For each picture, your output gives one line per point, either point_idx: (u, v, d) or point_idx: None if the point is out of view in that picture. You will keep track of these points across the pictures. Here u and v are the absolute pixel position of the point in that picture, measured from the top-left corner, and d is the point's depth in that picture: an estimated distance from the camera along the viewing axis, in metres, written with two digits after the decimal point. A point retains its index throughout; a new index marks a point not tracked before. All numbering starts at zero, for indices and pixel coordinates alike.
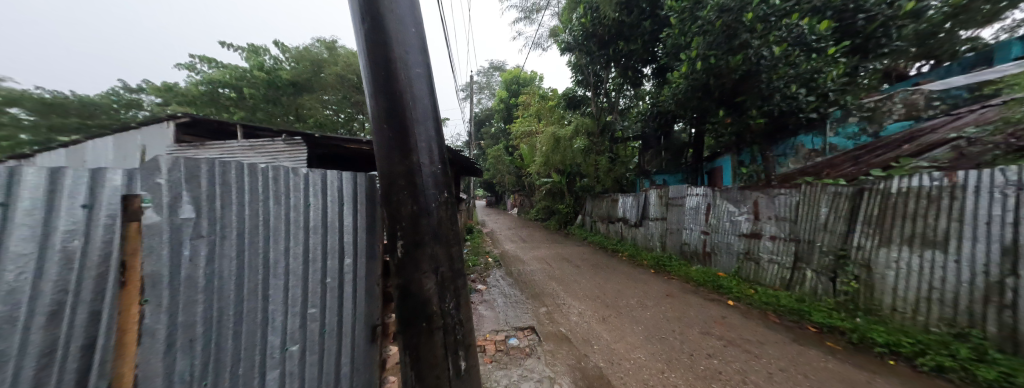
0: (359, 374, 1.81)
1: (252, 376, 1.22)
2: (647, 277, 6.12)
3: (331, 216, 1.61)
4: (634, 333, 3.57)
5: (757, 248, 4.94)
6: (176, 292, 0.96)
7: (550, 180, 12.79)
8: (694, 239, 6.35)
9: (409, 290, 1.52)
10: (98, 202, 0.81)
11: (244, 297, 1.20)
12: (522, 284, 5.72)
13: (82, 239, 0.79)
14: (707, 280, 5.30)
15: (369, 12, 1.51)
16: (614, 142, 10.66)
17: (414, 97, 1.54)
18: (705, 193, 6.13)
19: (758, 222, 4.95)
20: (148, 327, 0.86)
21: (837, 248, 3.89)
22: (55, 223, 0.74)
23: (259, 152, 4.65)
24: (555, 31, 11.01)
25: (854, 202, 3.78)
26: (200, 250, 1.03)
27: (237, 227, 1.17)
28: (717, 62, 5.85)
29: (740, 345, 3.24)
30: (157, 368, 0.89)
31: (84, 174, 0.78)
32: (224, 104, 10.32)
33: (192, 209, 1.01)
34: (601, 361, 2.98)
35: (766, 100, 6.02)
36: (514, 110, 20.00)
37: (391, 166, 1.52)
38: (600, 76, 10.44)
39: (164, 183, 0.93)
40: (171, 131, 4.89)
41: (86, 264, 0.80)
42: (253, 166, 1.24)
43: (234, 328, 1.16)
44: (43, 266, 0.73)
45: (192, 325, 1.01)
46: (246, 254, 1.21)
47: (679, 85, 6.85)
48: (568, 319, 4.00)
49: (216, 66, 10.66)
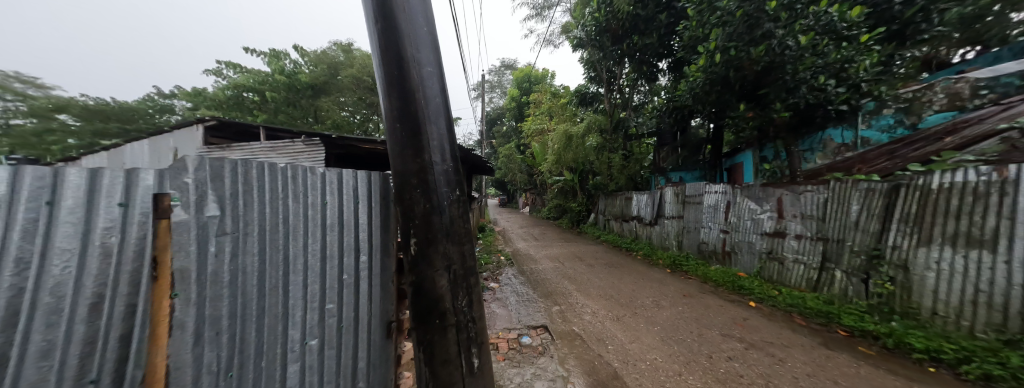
0: (374, 370, 1.84)
1: (273, 369, 1.28)
2: (662, 276, 6.00)
3: (347, 214, 1.64)
4: (650, 334, 3.50)
5: (781, 248, 4.73)
6: (202, 287, 1.00)
7: (562, 178, 12.89)
8: (712, 238, 6.17)
9: (422, 287, 1.54)
10: (132, 201, 0.87)
11: (267, 292, 1.25)
12: (534, 283, 5.71)
13: (119, 235, 0.86)
14: (727, 280, 5.13)
15: (383, 13, 1.53)
16: (628, 139, 10.63)
17: (425, 96, 1.56)
18: (724, 190, 5.94)
19: (782, 220, 4.76)
20: (177, 320, 0.91)
21: (869, 248, 3.69)
22: (95, 221, 0.81)
23: (281, 153, 4.88)
24: (567, 27, 10.89)
25: (889, 198, 3.56)
26: (224, 247, 1.07)
27: (259, 224, 1.22)
28: (738, 54, 5.55)
29: (763, 348, 3.12)
30: (187, 359, 0.94)
31: (119, 174, 0.84)
32: (248, 107, 10.90)
33: (217, 207, 1.06)
34: (617, 361, 2.93)
35: (791, 93, 5.72)
36: (526, 108, 20.10)
37: (402, 164, 1.54)
38: (612, 72, 10.27)
39: (191, 182, 0.97)
40: (200, 134, 5.16)
41: (123, 259, 0.87)
42: (272, 165, 1.29)
43: (257, 322, 1.21)
44: (84, 262, 0.80)
45: (218, 319, 1.05)
46: (268, 253, 1.26)
47: (697, 79, 6.56)
48: (582, 319, 3.97)
49: (241, 72, 11.27)
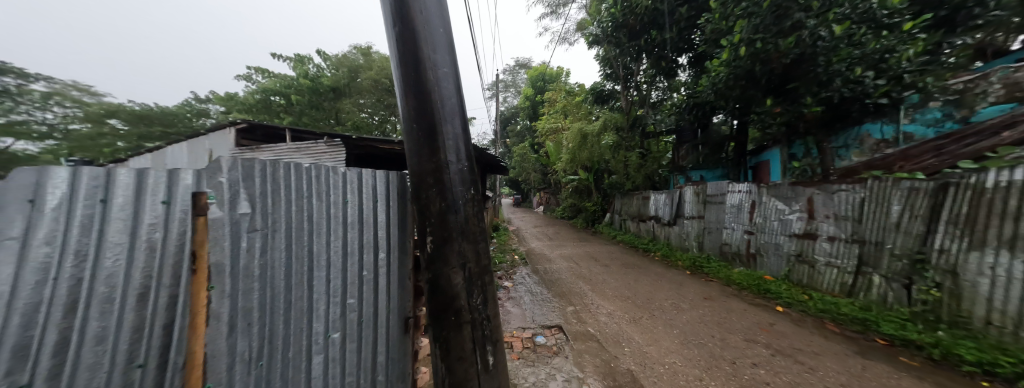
0: (392, 364, 1.90)
1: (299, 359, 1.35)
2: (682, 278, 5.83)
3: (366, 212, 1.70)
4: (669, 337, 3.41)
5: (812, 250, 4.48)
6: (235, 280, 1.06)
7: (577, 177, 12.80)
8: (736, 239, 5.93)
9: (438, 284, 1.57)
10: (174, 199, 0.95)
11: (293, 287, 1.32)
12: (548, 283, 5.68)
13: (162, 231, 0.93)
14: (752, 283, 4.92)
15: (401, 16, 1.57)
16: (645, 137, 10.39)
17: (441, 96, 1.59)
18: (748, 189, 5.69)
19: (813, 221, 4.50)
20: (213, 311, 0.97)
21: (912, 251, 3.44)
22: (142, 218, 0.89)
23: (305, 153, 5.10)
24: (583, 24, 10.75)
25: (935, 198, 3.30)
26: (254, 243, 1.13)
27: (286, 221, 1.28)
28: (764, 46, 5.23)
29: (791, 355, 2.97)
30: (223, 347, 1.01)
31: (163, 173, 0.92)
32: (275, 110, 11.46)
33: (248, 205, 1.13)
34: (634, 364, 2.88)
35: (823, 86, 5.42)
36: (540, 107, 20.07)
37: (419, 164, 1.57)
38: (629, 69, 10.08)
39: (225, 181, 1.04)
40: (232, 136, 5.48)
41: (165, 253, 0.94)
42: (298, 165, 1.35)
43: (285, 314, 1.28)
44: (133, 255, 0.88)
45: (249, 310, 1.12)
46: (294, 249, 1.32)
47: (719, 74, 6.25)
48: (597, 320, 3.92)
49: (269, 76, 11.86)
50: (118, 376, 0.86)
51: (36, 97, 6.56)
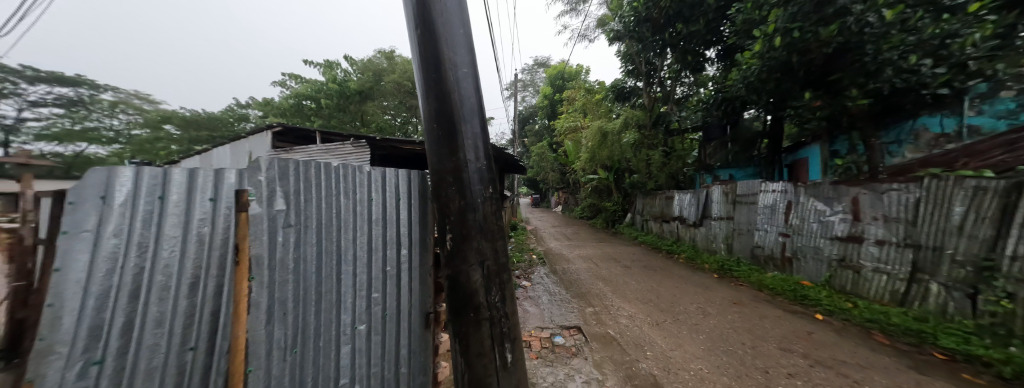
0: (414, 357, 1.96)
1: (329, 348, 1.43)
2: (708, 282, 5.57)
3: (389, 209, 1.76)
4: (694, 342, 3.28)
5: (857, 254, 4.14)
6: (272, 272, 1.14)
7: (597, 177, 12.60)
8: (769, 241, 5.59)
9: (458, 280, 1.61)
10: (219, 196, 1.04)
11: (323, 280, 1.40)
12: (567, 283, 5.62)
13: (210, 225, 1.03)
14: (787, 288, 4.62)
15: (422, 18, 1.61)
16: (669, 134, 10.02)
17: (461, 96, 1.62)
18: (784, 189, 5.34)
19: (858, 223, 4.16)
20: (253, 300, 1.05)
21: (977, 258, 3.08)
22: (192, 213, 0.99)
23: (333, 154, 5.36)
24: (603, 20, 10.52)
25: (1007, 198, 2.94)
26: (289, 237, 1.21)
27: (316, 217, 1.36)
28: (803, 36, 4.85)
29: (832, 367, 2.77)
30: (262, 334, 1.08)
31: (210, 172, 1.02)
32: (306, 114, 12.13)
33: (284, 202, 1.21)
34: (656, 369, 2.79)
35: (870, 76, 5.01)
36: (559, 106, 19.92)
37: (439, 163, 1.61)
38: (652, 64, 9.75)
39: (263, 179, 1.12)
40: (268, 139, 5.86)
41: (213, 246, 1.03)
42: (327, 164, 1.43)
43: (315, 305, 1.35)
44: (185, 246, 0.97)
45: (285, 300, 1.20)
46: (324, 244, 1.40)
47: (751, 67, 5.90)
48: (618, 322, 3.84)
49: (301, 82, 12.57)
50: (174, 357, 0.96)
51: (103, 105, 7.59)
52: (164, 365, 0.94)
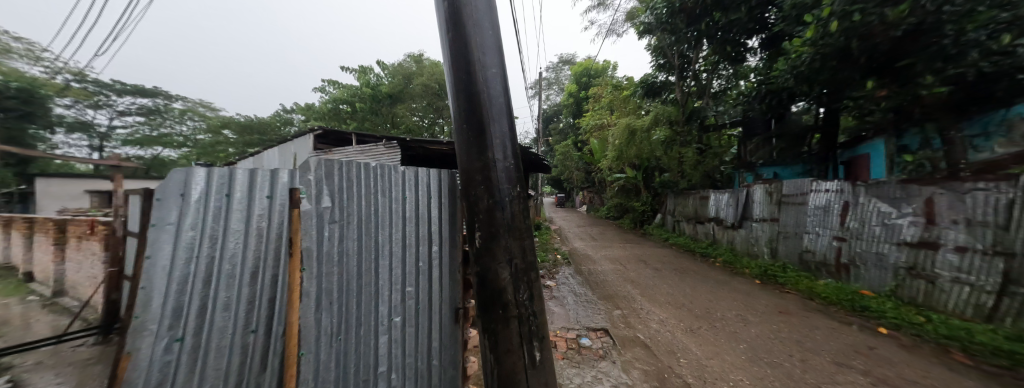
0: (445, 351, 2.01)
1: (368, 337, 1.51)
2: (749, 288, 5.19)
3: (421, 207, 1.82)
4: (733, 352, 3.07)
5: (930, 262, 3.67)
6: (320, 263, 1.23)
7: (624, 176, 12.32)
8: (821, 245, 5.11)
9: (487, 277, 1.63)
10: (275, 194, 1.13)
11: (363, 273, 1.48)
12: (593, 284, 5.50)
13: (268, 221, 1.13)
14: (843, 298, 4.20)
15: (453, 21, 1.66)
16: (705, 131, 9.53)
17: (490, 96, 1.64)
18: (839, 188, 4.85)
19: (932, 226, 3.68)
20: (304, 289, 1.13)
21: None
22: (252, 209, 1.09)
23: (367, 155, 5.65)
24: (633, 13, 10.16)
25: None
26: (334, 232, 1.30)
27: (357, 214, 1.44)
28: (866, 19, 4.35)
29: (899, 387, 2.47)
30: (311, 321, 1.17)
31: (266, 173, 1.12)
32: (342, 117, 12.89)
33: (329, 200, 1.29)
34: (691, 377, 2.66)
35: (949, 60, 4.38)
36: (585, 103, 19.56)
37: (469, 162, 1.65)
38: (686, 57, 9.28)
39: (312, 179, 1.20)
40: (309, 141, 6.31)
41: (271, 239, 1.13)
42: (366, 164, 1.51)
43: (356, 296, 1.44)
44: (248, 239, 1.07)
45: (330, 291, 1.28)
46: (364, 239, 1.48)
47: (800, 56, 5.37)
48: (648, 326, 3.70)
49: (338, 87, 13.38)
50: (238, 338, 1.06)
51: (172, 113, 9.61)
52: (231, 344, 1.05)
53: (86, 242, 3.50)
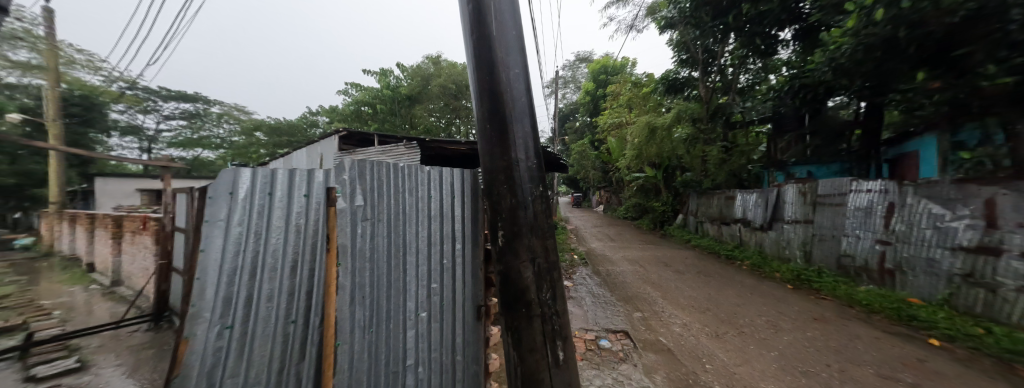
0: (468, 348, 2.04)
1: (396, 330, 1.56)
2: (780, 293, 4.94)
3: (446, 206, 1.85)
4: (764, 359, 2.93)
5: (990, 269, 3.35)
6: (353, 258, 1.27)
7: (643, 175, 12.05)
8: (862, 249, 4.78)
9: (510, 276, 1.64)
10: (311, 193, 1.19)
11: (391, 268, 1.52)
12: (612, 286, 5.41)
13: (306, 218, 1.18)
14: (888, 306, 3.91)
15: (477, 22, 1.67)
16: (731, 128, 9.03)
17: (513, 96, 1.64)
18: (884, 188, 4.51)
19: (992, 230, 3.35)
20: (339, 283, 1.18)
21: None
22: (292, 207, 1.15)
23: (388, 155, 5.82)
24: (654, 8, 9.88)
25: None
26: (365, 229, 1.34)
27: (386, 212, 1.48)
28: (917, 5, 3.99)
29: None
30: (345, 314, 1.22)
31: (304, 172, 1.17)
32: (364, 118, 13.34)
33: (361, 198, 1.33)
34: (717, 383, 2.56)
35: None
36: (602, 101, 19.26)
37: (492, 162, 1.66)
38: (710, 51, 8.97)
39: (346, 178, 1.25)
40: (334, 142, 6.55)
41: (309, 235, 1.19)
42: (394, 164, 1.55)
43: (385, 291, 1.48)
44: (288, 235, 1.13)
45: (362, 285, 1.33)
46: (392, 235, 1.52)
47: (840, 47, 5.14)
48: (670, 330, 3.60)
49: (360, 90, 13.86)
50: (281, 327, 1.12)
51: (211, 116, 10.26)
52: (275, 333, 1.11)
53: (139, 236, 3.82)
